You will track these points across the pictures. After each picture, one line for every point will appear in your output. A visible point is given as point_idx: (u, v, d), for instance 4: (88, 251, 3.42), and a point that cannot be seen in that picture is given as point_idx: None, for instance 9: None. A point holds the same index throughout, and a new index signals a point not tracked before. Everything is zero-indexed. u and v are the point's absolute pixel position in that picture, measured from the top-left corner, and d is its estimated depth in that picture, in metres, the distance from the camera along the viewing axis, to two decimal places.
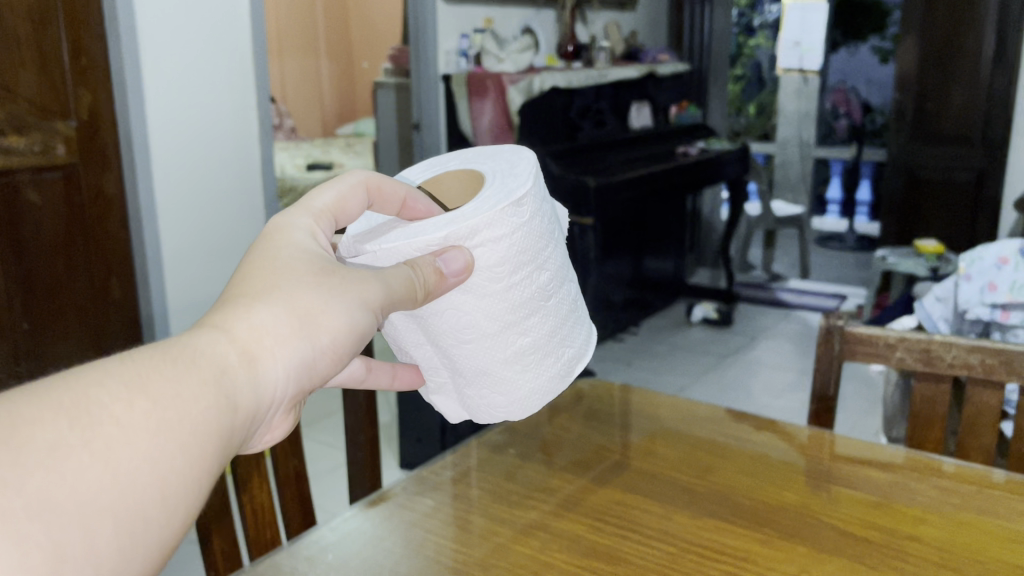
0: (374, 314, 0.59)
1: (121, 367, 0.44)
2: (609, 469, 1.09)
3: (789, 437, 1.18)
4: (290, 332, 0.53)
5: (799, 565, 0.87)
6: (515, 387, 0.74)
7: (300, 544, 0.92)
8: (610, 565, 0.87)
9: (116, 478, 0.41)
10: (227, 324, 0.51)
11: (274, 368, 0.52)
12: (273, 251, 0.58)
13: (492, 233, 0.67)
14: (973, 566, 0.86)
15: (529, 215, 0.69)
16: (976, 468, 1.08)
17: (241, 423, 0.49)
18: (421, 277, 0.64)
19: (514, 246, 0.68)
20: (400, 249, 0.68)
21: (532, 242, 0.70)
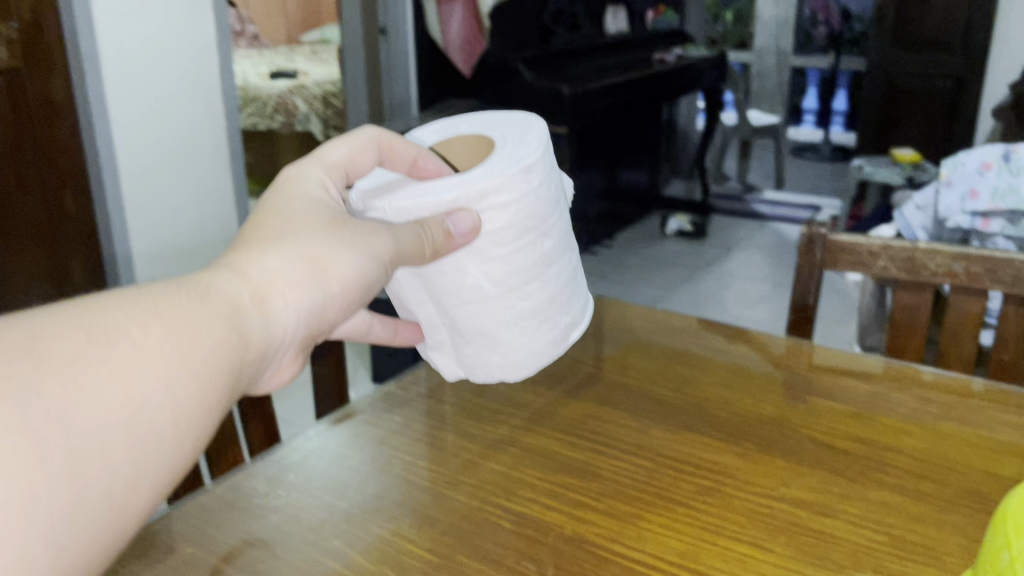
0: (383, 266, 0.60)
1: (139, 297, 0.46)
2: (583, 382, 1.06)
3: (767, 347, 1.16)
4: (300, 278, 0.55)
5: (778, 478, 0.84)
6: (511, 352, 0.72)
7: (262, 463, 0.88)
8: (584, 481, 0.84)
9: (133, 397, 0.42)
10: (241, 267, 0.53)
11: (284, 311, 0.54)
12: (286, 201, 0.60)
13: (501, 199, 0.65)
14: (953, 478, 0.84)
15: (537, 182, 0.67)
16: (954, 377, 1.06)
17: (251, 359, 0.51)
18: (430, 236, 0.63)
19: (521, 212, 0.66)
20: (409, 209, 0.65)
21: (539, 209, 0.68)
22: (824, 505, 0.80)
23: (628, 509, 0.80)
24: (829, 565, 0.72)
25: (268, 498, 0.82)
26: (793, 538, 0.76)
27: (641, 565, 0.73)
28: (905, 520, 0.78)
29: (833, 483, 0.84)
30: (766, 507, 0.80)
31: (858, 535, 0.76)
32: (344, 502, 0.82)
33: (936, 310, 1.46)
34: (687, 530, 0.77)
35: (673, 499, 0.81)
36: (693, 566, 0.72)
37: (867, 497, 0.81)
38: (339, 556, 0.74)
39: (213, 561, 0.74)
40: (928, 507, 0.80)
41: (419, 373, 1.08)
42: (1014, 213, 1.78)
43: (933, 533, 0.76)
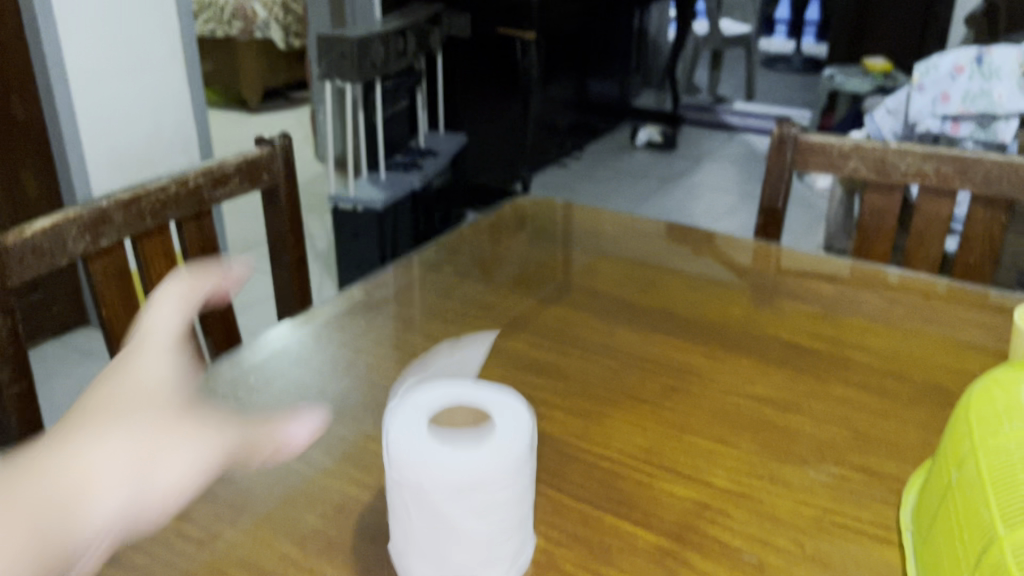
0: (245, 446, 0.47)
1: (85, 435, 0.43)
2: (550, 286, 1.04)
3: (735, 252, 1.15)
4: (199, 444, 0.45)
5: (743, 377, 0.84)
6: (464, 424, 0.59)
7: (223, 366, 0.86)
8: (551, 381, 0.84)
9: (83, 484, 0.40)
10: (139, 394, 0.47)
11: (172, 470, 0.43)
12: (150, 326, 0.53)
13: (479, 516, 0.55)
14: (917, 375, 0.85)
15: (523, 489, 0.57)
16: (919, 279, 1.06)
17: (184, 467, 0.44)
18: (250, 443, 0.47)
19: (501, 524, 0.57)
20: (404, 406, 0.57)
21: (513, 521, 0.58)
22: (789, 403, 0.80)
23: (594, 408, 0.80)
24: (792, 459, 0.73)
25: (229, 400, 0.81)
26: (757, 433, 0.76)
27: (607, 461, 0.72)
28: (869, 416, 0.78)
29: (799, 381, 0.84)
30: (732, 405, 0.80)
31: (822, 431, 0.76)
32: (306, 404, 0.81)
33: (903, 216, 1.46)
34: (653, 427, 0.77)
35: (639, 398, 0.81)
36: (658, 462, 0.72)
37: (832, 394, 0.82)
38: (302, 457, 0.73)
39: None
40: (891, 403, 0.80)
41: (382, 278, 1.06)
42: (983, 116, 1.79)
43: (896, 428, 0.77)
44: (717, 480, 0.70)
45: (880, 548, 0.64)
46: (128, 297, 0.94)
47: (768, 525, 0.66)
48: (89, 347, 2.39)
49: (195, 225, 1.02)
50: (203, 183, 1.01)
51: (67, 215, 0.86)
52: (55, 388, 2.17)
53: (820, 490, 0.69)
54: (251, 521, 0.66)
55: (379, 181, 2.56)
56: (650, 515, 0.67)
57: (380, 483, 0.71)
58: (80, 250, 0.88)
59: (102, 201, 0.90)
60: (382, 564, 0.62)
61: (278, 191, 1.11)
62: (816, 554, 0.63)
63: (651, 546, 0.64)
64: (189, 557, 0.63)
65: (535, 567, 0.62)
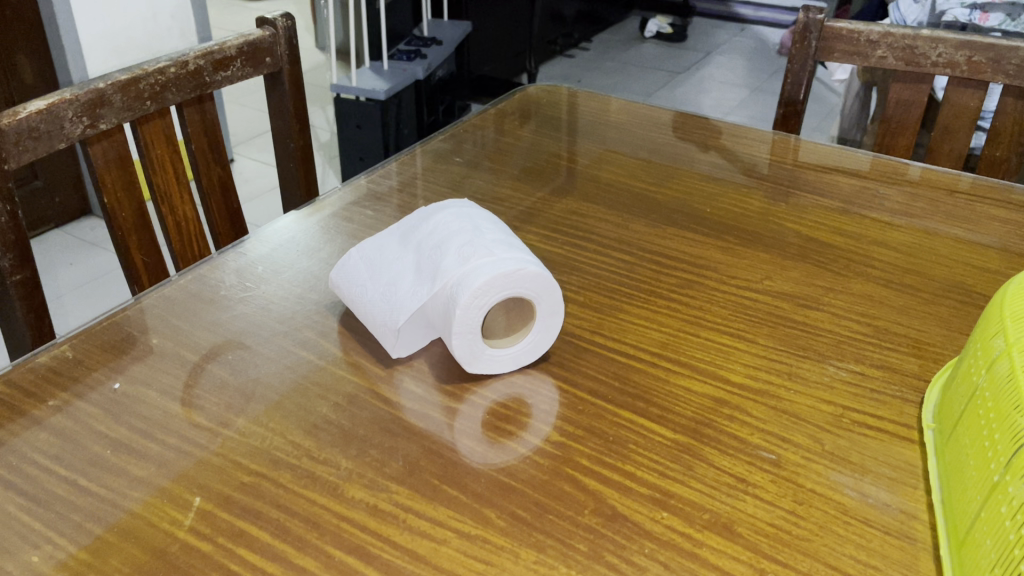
0: None
1: None
2: (563, 178, 1.01)
3: (752, 144, 1.11)
4: None
5: (761, 272, 0.82)
6: (433, 263, 0.68)
7: (229, 255, 0.84)
8: (564, 274, 0.82)
9: None
10: None
11: None
12: None
13: (390, 285, 0.70)
14: (940, 271, 0.83)
15: (397, 304, 0.68)
16: (940, 172, 1.03)
17: None
18: (438, 285, 0.66)
19: (400, 293, 0.69)
20: (510, 269, 0.65)
21: (382, 301, 0.69)
22: (809, 298, 0.79)
23: (608, 302, 0.78)
24: (812, 355, 0.72)
25: (235, 289, 0.79)
26: (776, 329, 0.75)
27: (622, 356, 0.71)
28: (890, 312, 0.77)
29: (818, 277, 0.82)
30: (750, 300, 0.78)
31: (841, 327, 0.75)
32: (315, 294, 0.79)
33: (928, 114, 1.43)
34: (670, 323, 0.75)
35: (654, 292, 0.79)
36: (675, 357, 0.71)
37: (853, 290, 0.80)
38: (313, 348, 0.72)
39: (182, 353, 0.71)
40: (912, 300, 0.79)
41: (389, 168, 1.03)
42: (1013, 6, 1.76)
43: (918, 325, 0.75)
44: (735, 376, 0.69)
45: (899, 445, 0.63)
46: (130, 184, 0.92)
47: (787, 421, 0.65)
48: (92, 238, 2.37)
49: (196, 111, 0.98)
50: (203, 65, 0.96)
51: (63, 97, 0.82)
52: (59, 280, 2.16)
53: (839, 387, 0.68)
54: (263, 411, 0.65)
55: (382, 70, 2.49)
56: (667, 409, 0.66)
57: (393, 375, 0.69)
58: (78, 133, 0.84)
59: (99, 82, 0.86)
60: (397, 454, 0.62)
61: (281, 75, 1.06)
62: (836, 450, 0.63)
63: (668, 441, 0.63)
64: (201, 445, 0.62)
65: (552, 461, 0.61)
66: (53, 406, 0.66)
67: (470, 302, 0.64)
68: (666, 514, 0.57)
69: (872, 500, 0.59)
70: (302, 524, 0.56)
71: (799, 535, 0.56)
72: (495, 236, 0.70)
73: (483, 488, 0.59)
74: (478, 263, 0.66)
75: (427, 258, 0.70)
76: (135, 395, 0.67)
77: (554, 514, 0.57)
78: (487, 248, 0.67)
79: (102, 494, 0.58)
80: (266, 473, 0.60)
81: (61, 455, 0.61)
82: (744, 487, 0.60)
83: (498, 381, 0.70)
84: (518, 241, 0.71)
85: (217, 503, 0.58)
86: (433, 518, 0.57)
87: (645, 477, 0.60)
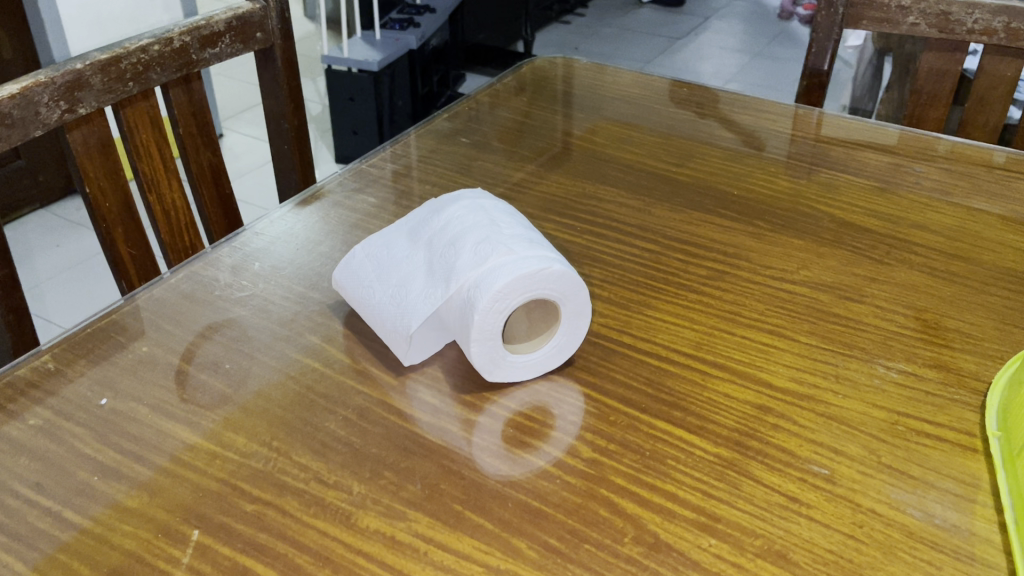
0: None
1: None
2: (578, 159, 0.95)
3: (774, 119, 1.04)
4: None
5: (797, 261, 0.76)
6: (447, 263, 0.62)
7: (222, 250, 0.78)
8: (585, 266, 0.76)
9: None
10: None
11: None
12: None
13: (401, 289, 0.64)
14: (988, 257, 0.77)
15: (409, 309, 0.62)
16: (973, 147, 0.95)
17: None
18: (453, 287, 0.60)
19: (411, 297, 0.63)
20: (533, 269, 0.60)
21: (391, 304, 0.63)
22: (850, 289, 0.73)
23: (634, 297, 0.72)
24: (858, 354, 0.66)
25: (230, 289, 0.73)
26: (817, 324, 0.69)
27: (654, 358, 0.66)
28: (939, 304, 0.71)
29: (859, 265, 0.76)
30: (787, 292, 0.72)
31: (888, 322, 0.69)
32: (317, 293, 0.73)
33: (963, 90, 1.41)
34: (701, 320, 0.69)
35: (684, 285, 0.73)
36: (711, 359, 0.66)
37: (897, 280, 0.74)
38: (317, 354, 0.66)
39: (175, 362, 0.65)
40: (960, 290, 0.73)
41: (391, 150, 0.96)
42: None
43: (970, 318, 0.70)
44: (777, 379, 0.64)
45: (963, 456, 0.58)
46: (114, 173, 0.85)
47: (839, 430, 0.60)
48: (77, 219, 2.30)
49: (183, 92, 0.91)
50: (189, 41, 0.89)
51: (38, 80, 0.75)
52: (42, 266, 2.09)
53: (891, 390, 0.63)
54: (265, 428, 0.60)
55: (373, 40, 2.41)
56: (706, 419, 0.60)
57: (407, 384, 0.64)
58: (55, 119, 0.77)
59: (77, 62, 0.79)
60: (414, 476, 0.56)
61: (273, 51, 0.99)
62: (894, 463, 0.57)
63: (711, 456, 0.58)
64: (198, 469, 0.57)
65: (585, 481, 0.56)
66: (34, 426, 0.60)
67: (489, 307, 0.59)
68: (714, 542, 0.52)
69: (938, 521, 0.54)
70: (313, 561, 0.51)
71: (862, 564, 0.51)
72: (514, 231, 0.64)
73: (511, 514, 0.54)
74: (496, 263, 0.60)
75: (440, 257, 0.64)
76: (124, 412, 0.61)
77: (591, 543, 0.52)
78: (506, 244, 0.62)
79: (90, 528, 0.53)
80: (271, 500, 0.54)
81: (43, 483, 0.56)
82: (797, 508, 0.54)
83: (520, 388, 0.64)
84: (539, 236, 0.65)
85: (217, 536, 0.52)
86: (458, 550, 0.51)
87: (688, 498, 0.55)
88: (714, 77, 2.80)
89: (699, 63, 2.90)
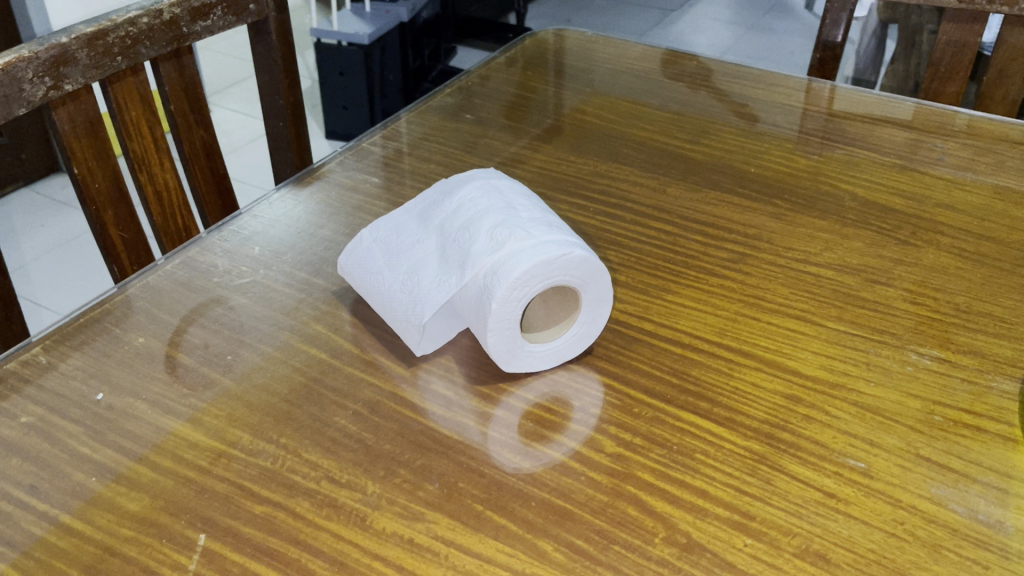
0: None
1: None
2: (588, 136, 0.91)
3: (788, 93, 1.00)
4: None
5: (821, 242, 0.74)
6: (462, 249, 0.59)
7: (220, 234, 0.75)
8: (600, 250, 0.73)
9: None
10: None
11: None
12: None
13: (412, 276, 0.61)
14: (1018, 237, 0.75)
15: (421, 297, 0.59)
16: (994, 121, 0.92)
17: None
18: (469, 277, 0.57)
19: (423, 284, 0.59)
20: (554, 255, 0.56)
21: (402, 292, 0.60)
22: (877, 272, 0.70)
23: (652, 281, 0.69)
24: (889, 340, 0.63)
25: (229, 275, 0.70)
26: (845, 309, 0.66)
27: (677, 346, 0.63)
28: (969, 286, 0.69)
29: (884, 246, 0.73)
30: (811, 276, 0.70)
31: (917, 306, 0.67)
32: (321, 279, 0.70)
33: (978, 66, 1.41)
34: (725, 305, 0.67)
35: (704, 269, 0.71)
36: (736, 346, 0.63)
37: (926, 262, 0.71)
38: (323, 344, 0.63)
39: (174, 354, 0.62)
40: (990, 271, 0.70)
41: (393, 127, 0.93)
42: None
43: (1001, 301, 0.67)
44: (806, 367, 0.61)
45: (1004, 447, 0.55)
46: (102, 153, 0.81)
47: (873, 421, 0.57)
48: (63, 197, 2.24)
49: (174, 67, 0.87)
50: (179, 14, 0.85)
51: (21, 55, 0.71)
52: (29, 245, 2.04)
53: (926, 378, 0.60)
54: (271, 424, 0.57)
55: (363, 13, 2.36)
56: (734, 410, 0.58)
57: (419, 375, 0.61)
58: (40, 96, 0.73)
59: (61, 35, 0.74)
60: (431, 475, 0.53)
61: (267, 24, 0.95)
62: (932, 456, 0.55)
63: (741, 450, 0.55)
64: (202, 470, 0.53)
65: (611, 478, 0.53)
66: (25, 424, 0.56)
67: (506, 295, 0.56)
68: (749, 541, 0.49)
69: (982, 517, 0.51)
70: (328, 567, 0.48)
71: (905, 563, 0.48)
72: (531, 215, 0.61)
73: (535, 514, 0.51)
74: (514, 248, 0.57)
75: (454, 241, 0.60)
76: (121, 408, 0.57)
77: (621, 544, 0.49)
78: (526, 229, 0.58)
79: (90, 535, 0.50)
80: (280, 502, 0.51)
81: (38, 486, 0.52)
82: (835, 505, 0.52)
83: (537, 378, 0.61)
84: (557, 219, 0.62)
85: (225, 540, 0.49)
86: (480, 554, 0.48)
87: (720, 495, 0.52)
88: (709, 49, 2.74)
89: (694, 34, 2.84)
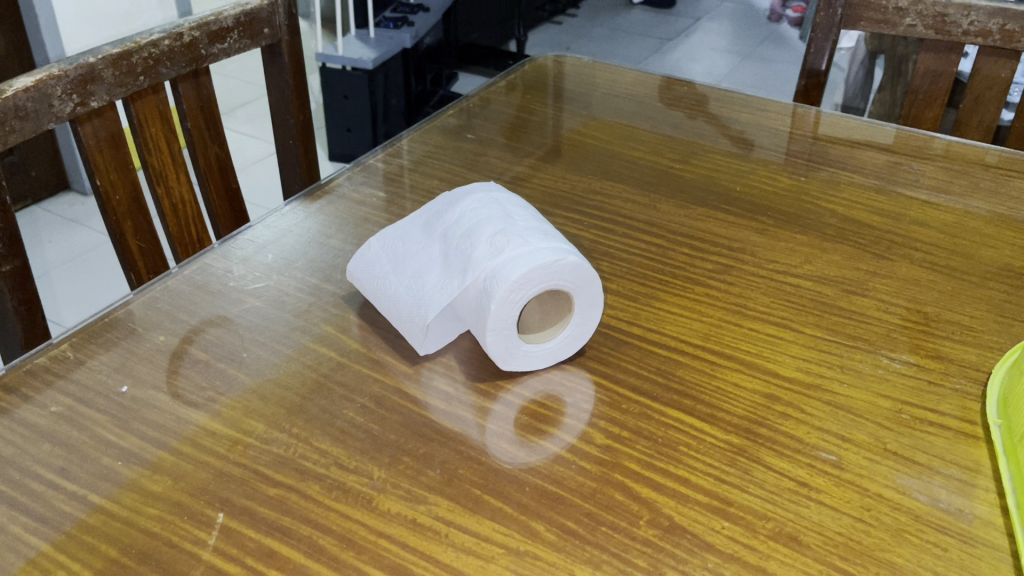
0: None
1: None
2: (583, 156, 0.96)
3: (774, 118, 1.05)
4: None
5: (801, 255, 0.78)
6: (463, 255, 0.64)
7: (234, 242, 0.79)
8: (594, 261, 0.77)
9: None
10: None
11: None
12: None
13: (417, 281, 0.65)
14: (986, 252, 0.79)
15: (426, 300, 0.63)
16: (969, 145, 0.97)
17: None
18: (471, 281, 0.62)
19: (427, 287, 0.64)
20: (547, 260, 0.61)
21: (406, 296, 0.65)
22: (853, 283, 0.75)
23: (642, 290, 0.74)
24: (862, 345, 0.68)
25: (243, 280, 0.74)
26: (822, 317, 0.71)
27: (664, 350, 0.67)
28: (939, 297, 0.73)
29: (860, 260, 0.78)
30: (791, 287, 0.74)
31: (890, 315, 0.71)
32: (331, 285, 0.74)
33: (958, 94, 1.46)
34: (709, 313, 0.71)
35: (691, 278, 0.75)
36: (720, 350, 0.67)
37: (899, 274, 0.76)
38: (333, 344, 0.67)
39: (192, 351, 0.66)
40: (959, 283, 0.75)
41: (398, 146, 0.97)
42: None
43: (968, 310, 0.72)
44: (783, 368, 0.65)
45: (965, 443, 0.60)
46: (123, 166, 0.85)
47: (845, 419, 0.61)
48: (71, 214, 2.29)
49: (192, 86, 0.92)
50: (199, 36, 0.90)
51: (51, 73, 0.75)
52: (38, 260, 2.08)
53: (895, 381, 0.65)
54: (284, 415, 0.61)
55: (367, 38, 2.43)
56: (717, 408, 0.62)
57: (421, 373, 0.65)
58: (67, 111, 0.78)
59: (89, 55, 0.79)
60: (433, 462, 0.57)
61: (280, 47, 1.00)
62: (899, 450, 0.59)
63: (721, 443, 0.59)
64: (221, 455, 0.57)
65: (600, 467, 0.57)
66: (55, 412, 0.60)
67: (504, 297, 0.60)
68: (727, 524, 0.54)
69: (943, 505, 0.55)
70: (336, 542, 0.52)
71: (870, 545, 0.52)
72: (528, 224, 0.65)
73: (529, 499, 0.55)
74: (512, 254, 0.61)
75: (456, 249, 0.65)
76: (144, 399, 0.62)
77: (607, 525, 0.53)
78: (523, 237, 0.63)
79: (117, 512, 0.54)
80: (293, 485, 0.55)
81: (69, 468, 0.56)
82: (807, 492, 0.56)
83: (532, 377, 0.65)
84: (552, 228, 0.67)
85: (242, 518, 0.53)
86: (478, 533, 0.52)
87: (700, 483, 0.56)
88: None
89: None
